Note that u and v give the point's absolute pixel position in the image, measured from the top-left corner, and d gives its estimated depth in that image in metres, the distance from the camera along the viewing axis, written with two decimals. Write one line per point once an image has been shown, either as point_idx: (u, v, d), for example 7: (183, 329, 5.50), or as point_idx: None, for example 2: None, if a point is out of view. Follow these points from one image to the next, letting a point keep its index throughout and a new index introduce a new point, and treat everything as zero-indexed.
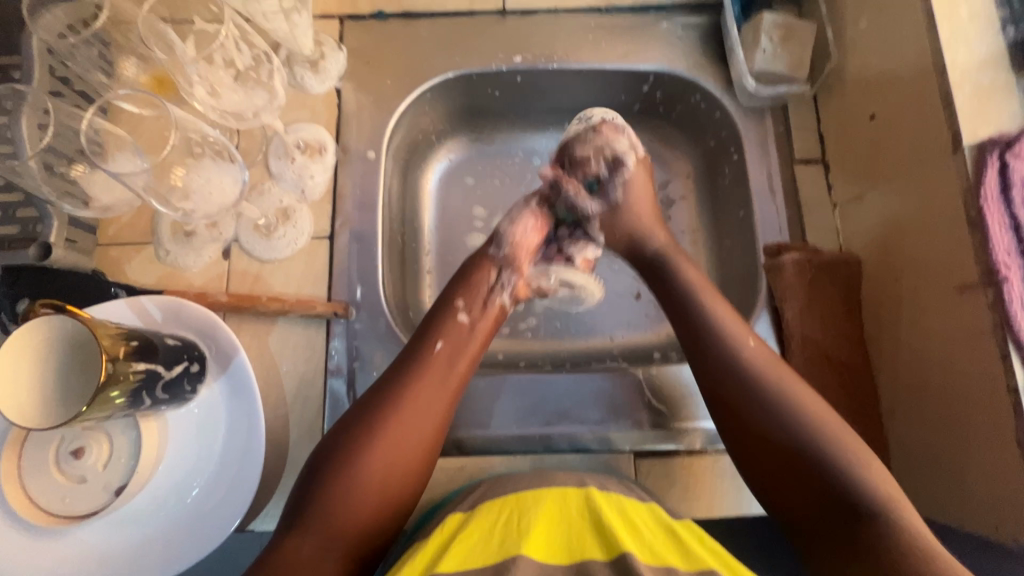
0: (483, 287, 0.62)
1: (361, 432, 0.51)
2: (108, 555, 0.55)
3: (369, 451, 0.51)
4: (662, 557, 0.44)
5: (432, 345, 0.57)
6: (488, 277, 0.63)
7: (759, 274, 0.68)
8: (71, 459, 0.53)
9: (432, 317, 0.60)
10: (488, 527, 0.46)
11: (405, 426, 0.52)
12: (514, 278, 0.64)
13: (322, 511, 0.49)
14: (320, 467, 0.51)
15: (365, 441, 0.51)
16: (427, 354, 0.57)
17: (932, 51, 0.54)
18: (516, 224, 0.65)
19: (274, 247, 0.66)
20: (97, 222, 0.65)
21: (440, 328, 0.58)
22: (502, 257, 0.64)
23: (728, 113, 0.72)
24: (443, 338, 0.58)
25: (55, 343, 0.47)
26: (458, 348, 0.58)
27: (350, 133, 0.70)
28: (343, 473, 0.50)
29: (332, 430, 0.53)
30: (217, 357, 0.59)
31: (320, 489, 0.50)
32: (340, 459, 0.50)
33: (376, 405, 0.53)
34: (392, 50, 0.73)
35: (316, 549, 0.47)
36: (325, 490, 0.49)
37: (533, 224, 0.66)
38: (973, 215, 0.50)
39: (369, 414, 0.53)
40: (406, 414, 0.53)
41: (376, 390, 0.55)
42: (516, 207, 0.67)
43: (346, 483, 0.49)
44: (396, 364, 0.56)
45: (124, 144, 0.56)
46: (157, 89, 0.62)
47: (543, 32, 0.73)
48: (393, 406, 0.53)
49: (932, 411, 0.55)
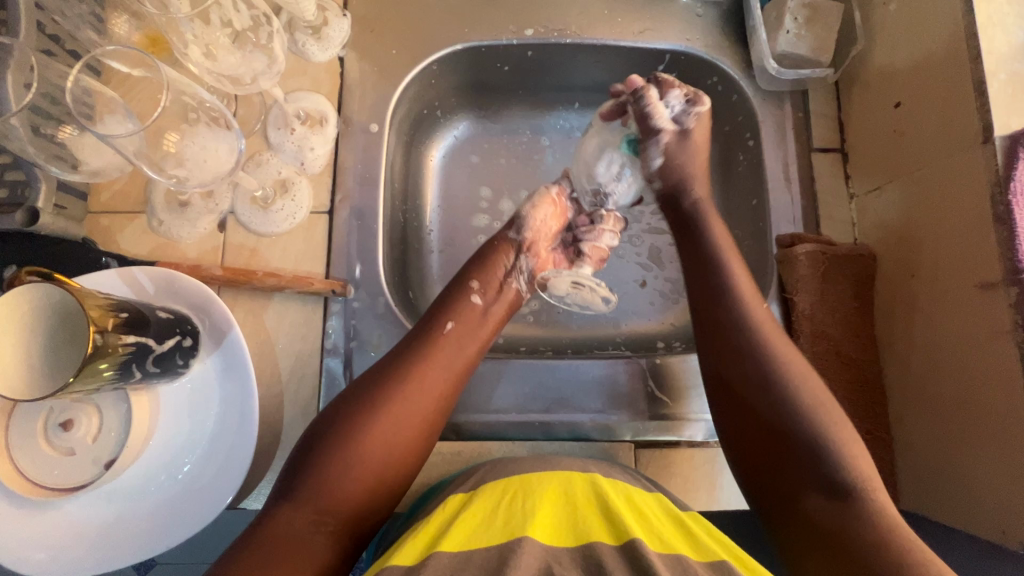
0: (499, 270, 0.61)
1: (367, 406, 0.50)
2: (97, 529, 0.54)
3: (373, 425, 0.49)
4: (673, 547, 0.41)
5: (442, 325, 0.56)
6: (505, 260, 0.62)
7: (771, 265, 0.66)
8: (59, 431, 0.51)
9: (443, 295, 0.59)
10: (491, 506, 0.44)
11: (409, 403, 0.51)
12: (533, 261, 0.64)
13: (315, 484, 0.47)
14: (319, 440, 0.49)
15: (369, 415, 0.50)
16: (436, 333, 0.55)
17: (966, 35, 0.51)
18: (534, 217, 0.64)
19: (271, 220, 0.64)
20: (88, 188, 0.63)
21: (452, 309, 0.57)
22: (520, 241, 0.64)
23: (746, 96, 0.69)
24: (454, 317, 0.57)
25: (42, 312, 0.45)
26: (466, 328, 0.57)
27: (353, 104, 0.67)
28: (343, 447, 0.48)
29: (333, 404, 0.52)
30: (210, 332, 0.58)
31: (318, 462, 0.48)
32: (340, 432, 0.49)
33: (381, 380, 0.52)
34: (399, 19, 0.70)
35: (310, 522, 0.46)
36: (324, 462, 0.48)
37: (551, 213, 0.65)
38: (1000, 210, 0.48)
39: (375, 388, 0.51)
40: (412, 392, 0.52)
41: (380, 365, 0.53)
42: (537, 192, 0.66)
43: (345, 456, 0.48)
44: (404, 342, 0.55)
45: (115, 108, 0.54)
46: (150, 47, 0.59)
47: (558, 5, 0.70)
48: (398, 383, 0.52)
49: (942, 413, 0.54)
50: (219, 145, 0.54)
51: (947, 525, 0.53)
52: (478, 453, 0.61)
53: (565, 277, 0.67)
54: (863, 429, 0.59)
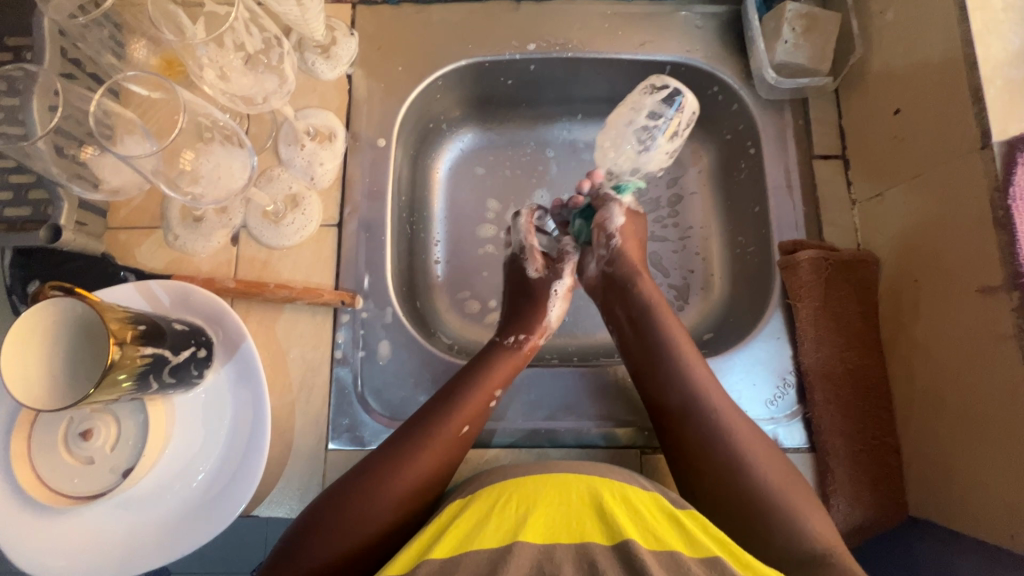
0: (508, 361, 0.61)
1: (376, 492, 0.51)
2: (113, 537, 0.55)
3: (381, 504, 0.50)
4: (666, 544, 0.42)
5: (455, 416, 0.56)
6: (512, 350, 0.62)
7: (774, 272, 0.66)
8: (79, 441, 0.52)
9: (457, 380, 0.59)
10: (487, 512, 0.45)
11: (417, 487, 0.52)
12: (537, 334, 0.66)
13: (316, 557, 0.48)
14: (326, 513, 0.50)
15: (378, 493, 0.51)
16: (450, 428, 0.55)
17: (962, 42, 0.52)
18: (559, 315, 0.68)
19: (282, 234, 0.65)
20: (107, 205, 0.65)
21: (467, 401, 0.57)
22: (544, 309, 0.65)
23: (746, 105, 0.70)
24: (468, 411, 0.57)
25: (61, 325, 0.47)
26: (480, 421, 0.57)
27: (360, 120, 0.69)
28: (348, 530, 0.49)
29: (342, 477, 0.53)
30: (224, 343, 0.59)
31: (323, 532, 0.49)
32: (349, 509, 0.50)
33: (390, 468, 0.52)
34: (405, 36, 0.72)
35: None
36: (328, 536, 0.49)
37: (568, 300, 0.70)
38: (1000, 215, 0.48)
39: (390, 468, 0.52)
40: (423, 476, 0.53)
41: (394, 446, 0.54)
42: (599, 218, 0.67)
43: (349, 533, 0.49)
44: (413, 428, 0.55)
45: (134, 127, 0.55)
46: (168, 70, 0.65)
47: (558, 20, 0.72)
48: (407, 476, 0.52)
49: (948, 421, 0.53)
50: (232, 162, 0.55)
51: (952, 528, 0.53)
52: (484, 459, 0.61)
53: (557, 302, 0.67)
54: (868, 436, 0.59)
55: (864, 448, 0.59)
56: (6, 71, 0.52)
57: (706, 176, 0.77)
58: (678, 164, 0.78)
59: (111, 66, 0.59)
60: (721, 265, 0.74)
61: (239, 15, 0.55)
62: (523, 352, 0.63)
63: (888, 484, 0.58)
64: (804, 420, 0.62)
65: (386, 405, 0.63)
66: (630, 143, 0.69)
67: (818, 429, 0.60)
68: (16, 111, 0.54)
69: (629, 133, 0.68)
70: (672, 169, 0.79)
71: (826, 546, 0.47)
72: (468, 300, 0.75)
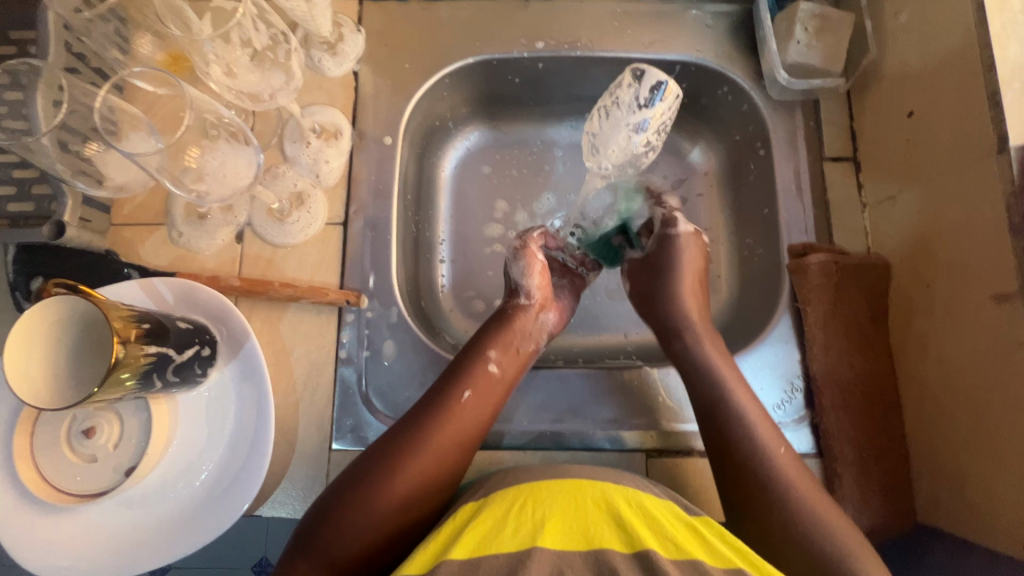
0: (515, 337, 0.61)
1: (385, 472, 0.51)
2: (115, 537, 0.54)
3: (396, 487, 0.50)
4: (685, 552, 0.42)
5: (458, 393, 0.56)
6: (521, 328, 0.61)
7: (784, 274, 0.65)
8: (82, 438, 0.52)
9: (460, 360, 0.59)
10: (502, 514, 0.44)
11: (430, 467, 0.52)
12: (535, 308, 0.63)
13: (329, 542, 0.48)
14: (340, 499, 0.50)
15: (387, 478, 0.50)
16: (454, 405, 0.55)
17: (980, 43, 0.51)
18: (525, 275, 0.63)
19: (287, 232, 0.65)
20: (110, 202, 0.64)
21: (470, 378, 0.57)
22: (524, 291, 0.63)
23: (757, 106, 0.69)
24: (471, 386, 0.56)
25: (66, 324, 0.46)
26: (487, 399, 0.57)
27: (366, 118, 0.69)
28: (360, 510, 0.49)
29: (355, 464, 0.53)
30: (227, 342, 0.59)
31: (336, 517, 0.49)
32: (366, 493, 0.50)
33: (398, 449, 0.52)
34: (412, 33, 0.71)
35: None
36: (346, 522, 0.48)
37: (540, 266, 0.63)
38: (1016, 220, 0.48)
39: (401, 451, 0.52)
40: (435, 455, 0.52)
41: (403, 430, 0.54)
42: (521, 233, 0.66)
43: (368, 518, 0.49)
44: (421, 409, 0.55)
45: (139, 124, 0.54)
46: (172, 66, 0.62)
47: (568, 18, 0.71)
48: (416, 455, 0.52)
49: (961, 426, 0.53)
50: (238, 160, 0.55)
51: (963, 537, 0.52)
52: (488, 461, 0.61)
53: (521, 266, 0.63)
54: (877, 438, 0.59)
55: (873, 453, 0.58)
56: (12, 66, 0.52)
57: (713, 178, 0.77)
58: (685, 166, 0.78)
59: (115, 61, 0.59)
60: (729, 268, 0.74)
61: (246, 10, 0.54)
62: (523, 325, 0.62)
63: (899, 488, 0.57)
64: (812, 426, 0.61)
65: (391, 406, 0.63)
66: (585, 137, 0.67)
67: (826, 434, 0.60)
68: (20, 106, 0.54)
69: (611, 121, 0.63)
70: (677, 169, 0.78)
71: (835, 553, 0.47)
72: (473, 299, 0.74)
